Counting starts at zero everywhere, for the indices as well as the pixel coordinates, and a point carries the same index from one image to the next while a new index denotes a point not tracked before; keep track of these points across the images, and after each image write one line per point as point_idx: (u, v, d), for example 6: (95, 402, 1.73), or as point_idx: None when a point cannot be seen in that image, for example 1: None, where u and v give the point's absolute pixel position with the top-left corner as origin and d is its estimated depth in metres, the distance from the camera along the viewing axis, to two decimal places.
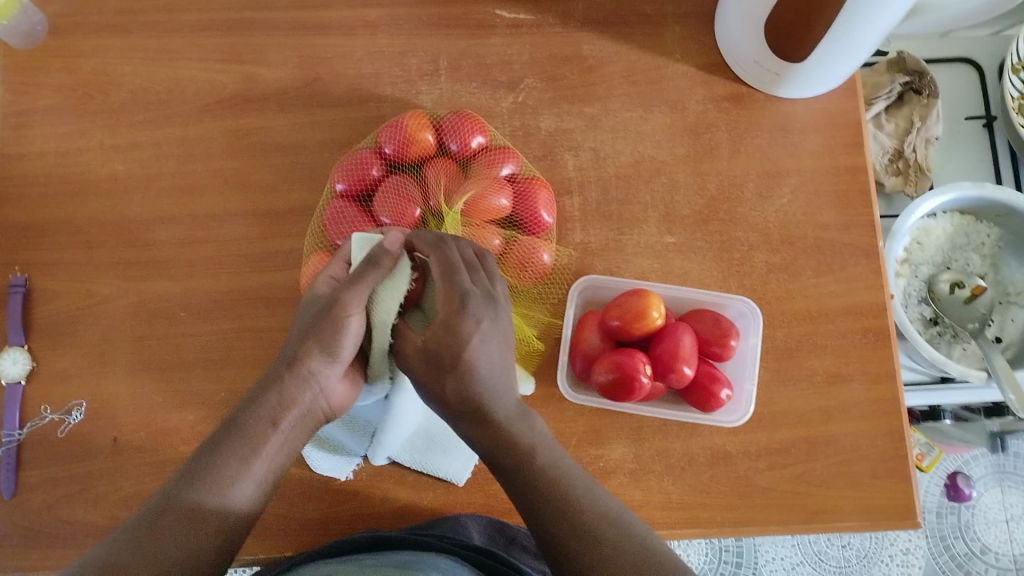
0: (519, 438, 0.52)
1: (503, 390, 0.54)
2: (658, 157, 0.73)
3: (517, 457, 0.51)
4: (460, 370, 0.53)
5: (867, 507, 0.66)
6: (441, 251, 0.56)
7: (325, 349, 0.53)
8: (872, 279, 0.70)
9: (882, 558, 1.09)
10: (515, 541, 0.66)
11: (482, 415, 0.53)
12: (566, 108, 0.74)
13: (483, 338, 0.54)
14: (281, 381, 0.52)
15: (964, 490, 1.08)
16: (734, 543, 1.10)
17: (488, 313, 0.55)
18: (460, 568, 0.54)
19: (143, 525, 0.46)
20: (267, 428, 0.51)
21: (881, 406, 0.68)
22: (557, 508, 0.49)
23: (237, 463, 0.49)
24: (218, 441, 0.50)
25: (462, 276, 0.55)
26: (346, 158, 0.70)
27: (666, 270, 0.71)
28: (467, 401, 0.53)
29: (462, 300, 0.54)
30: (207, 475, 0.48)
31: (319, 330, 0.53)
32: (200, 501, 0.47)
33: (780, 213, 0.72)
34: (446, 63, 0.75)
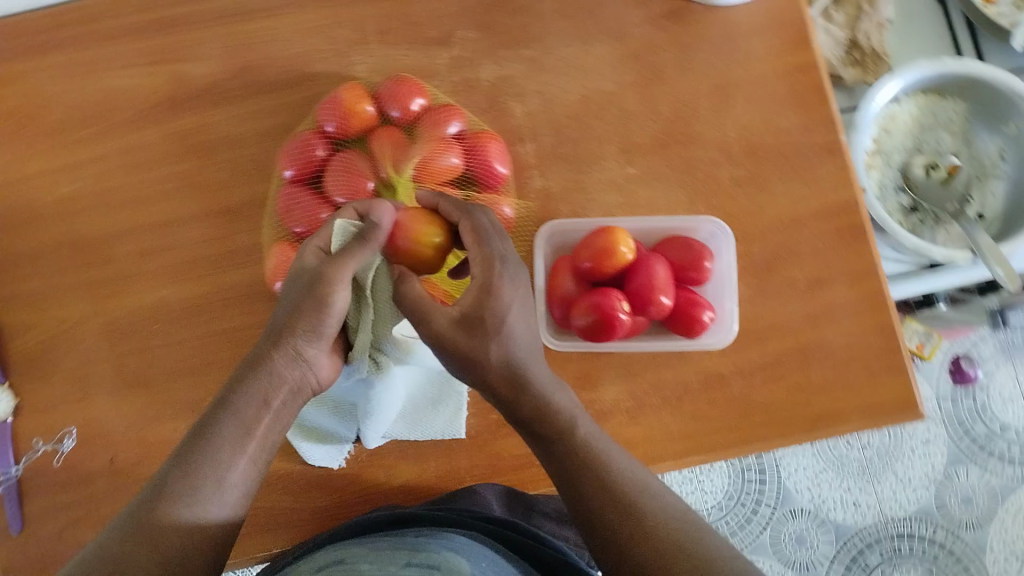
0: (559, 412, 0.51)
1: (537, 355, 0.52)
2: (605, 88, 0.71)
3: (559, 433, 0.51)
4: (504, 336, 0.51)
5: (867, 405, 0.65)
6: (471, 216, 0.56)
7: (308, 326, 0.51)
8: (840, 177, 0.69)
9: (904, 453, 1.20)
10: (535, 510, 0.70)
11: (524, 385, 0.51)
12: (504, 54, 0.72)
13: (519, 302, 0.52)
14: (263, 359, 0.51)
15: (970, 372, 1.20)
16: (755, 463, 1.20)
17: (521, 277, 0.54)
18: (477, 544, 0.54)
19: (137, 516, 0.45)
20: (258, 409, 0.49)
21: (867, 302, 0.67)
22: (600, 484, 0.50)
23: (231, 449, 0.48)
24: (202, 428, 0.48)
25: (493, 241, 0.54)
26: (291, 143, 0.69)
27: (632, 202, 0.70)
28: (511, 370, 0.50)
29: (502, 262, 0.53)
30: (192, 464, 0.47)
31: (299, 305, 0.51)
32: (185, 494, 0.46)
33: (738, 124, 0.70)
34: (374, 28, 0.73)
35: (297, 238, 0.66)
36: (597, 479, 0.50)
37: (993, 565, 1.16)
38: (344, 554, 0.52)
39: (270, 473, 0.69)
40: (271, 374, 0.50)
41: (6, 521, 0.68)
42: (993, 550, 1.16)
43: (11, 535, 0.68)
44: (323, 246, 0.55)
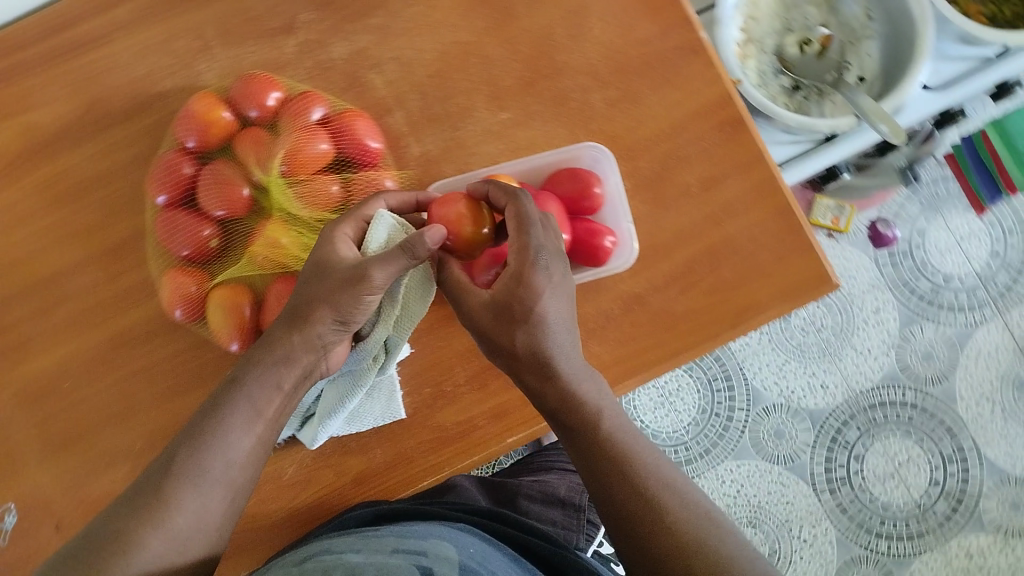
0: (583, 399, 0.54)
1: (567, 343, 0.56)
2: (460, 39, 0.70)
3: (583, 419, 0.54)
4: (531, 323, 0.55)
5: (784, 289, 0.66)
6: (517, 202, 0.59)
7: (336, 317, 0.55)
8: (708, 74, 0.69)
9: (859, 325, 1.22)
10: (520, 496, 0.82)
11: (549, 368, 0.55)
12: (351, 28, 0.70)
13: (552, 292, 0.56)
14: (286, 340, 0.55)
15: (888, 233, 1.22)
16: (719, 370, 1.21)
17: (560, 269, 0.57)
18: (462, 534, 0.61)
19: (153, 485, 0.49)
20: (272, 393, 0.54)
21: (762, 189, 0.67)
22: (620, 467, 0.52)
23: (240, 429, 0.52)
24: (215, 407, 0.52)
25: (533, 230, 0.57)
26: (157, 167, 0.67)
27: (513, 147, 0.69)
28: (535, 355, 0.55)
29: (537, 254, 0.56)
30: (204, 440, 0.51)
31: (324, 297, 0.55)
32: (196, 467, 0.50)
33: (598, 45, 0.69)
34: (214, 32, 0.70)
35: (187, 260, 0.66)
36: (619, 465, 0.52)
37: (966, 412, 1.19)
38: (332, 544, 0.56)
39: None
40: (290, 361, 0.54)
41: None
42: (964, 398, 1.19)
43: None
44: (349, 237, 0.59)
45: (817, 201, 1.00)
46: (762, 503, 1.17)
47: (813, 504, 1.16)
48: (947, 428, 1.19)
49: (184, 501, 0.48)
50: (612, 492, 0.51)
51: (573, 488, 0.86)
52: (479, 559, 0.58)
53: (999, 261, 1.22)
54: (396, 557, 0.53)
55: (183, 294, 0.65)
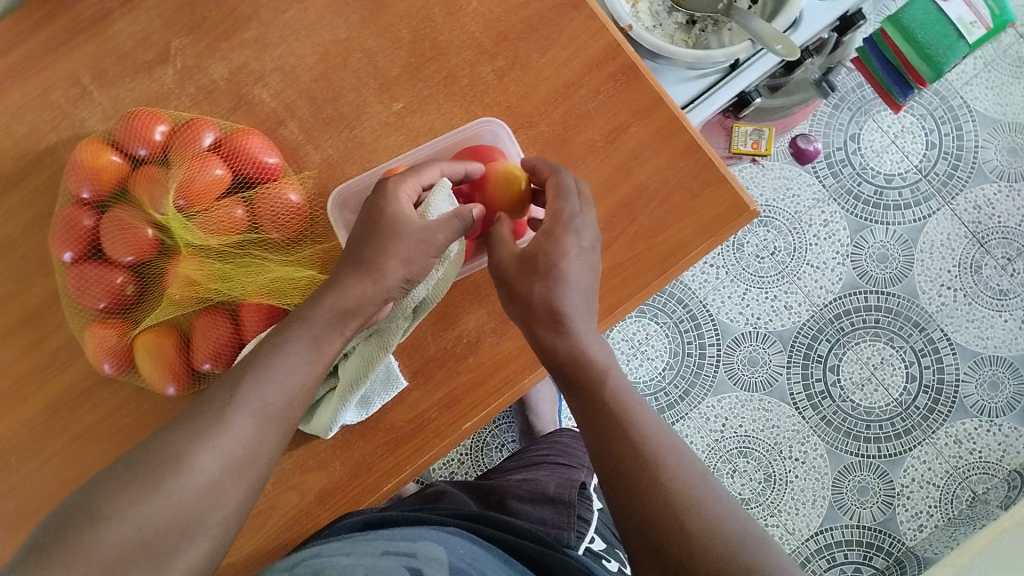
0: (591, 363, 0.56)
1: (589, 308, 0.58)
2: (340, 37, 0.68)
3: (590, 383, 0.55)
4: (559, 282, 0.57)
5: (703, 227, 0.66)
6: (555, 177, 0.61)
7: (406, 265, 0.58)
8: (592, 25, 0.68)
9: (812, 241, 1.22)
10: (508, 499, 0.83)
11: (564, 328, 0.56)
12: (227, 46, 0.68)
13: (581, 254, 0.58)
14: (353, 287, 0.57)
15: (809, 147, 1.21)
16: (683, 312, 1.21)
17: (589, 237, 0.59)
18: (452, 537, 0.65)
19: (207, 414, 0.52)
20: (334, 339, 0.57)
21: (665, 131, 0.67)
22: (615, 435, 0.54)
23: (297, 370, 0.55)
24: (276, 344, 0.56)
25: (569, 199, 0.59)
26: (56, 225, 0.65)
27: (413, 136, 0.68)
28: (553, 313, 0.56)
29: (571, 216, 0.59)
30: (261, 376, 0.54)
31: (390, 249, 0.57)
32: (254, 401, 0.53)
33: (478, 17, 0.68)
34: (90, 76, 0.69)
35: (105, 312, 0.64)
36: (610, 440, 0.54)
37: (930, 304, 1.20)
38: (320, 549, 0.59)
39: None
40: (351, 310, 0.57)
41: None
42: (925, 291, 1.20)
43: None
44: (410, 193, 0.60)
45: (734, 131, 1.09)
46: (750, 431, 1.18)
47: (798, 423, 1.18)
48: (915, 322, 1.20)
49: (237, 427, 0.52)
50: (625, 488, 0.52)
51: (562, 484, 0.85)
52: (466, 559, 0.61)
53: (936, 151, 1.22)
54: (389, 560, 0.56)
55: (105, 348, 0.64)
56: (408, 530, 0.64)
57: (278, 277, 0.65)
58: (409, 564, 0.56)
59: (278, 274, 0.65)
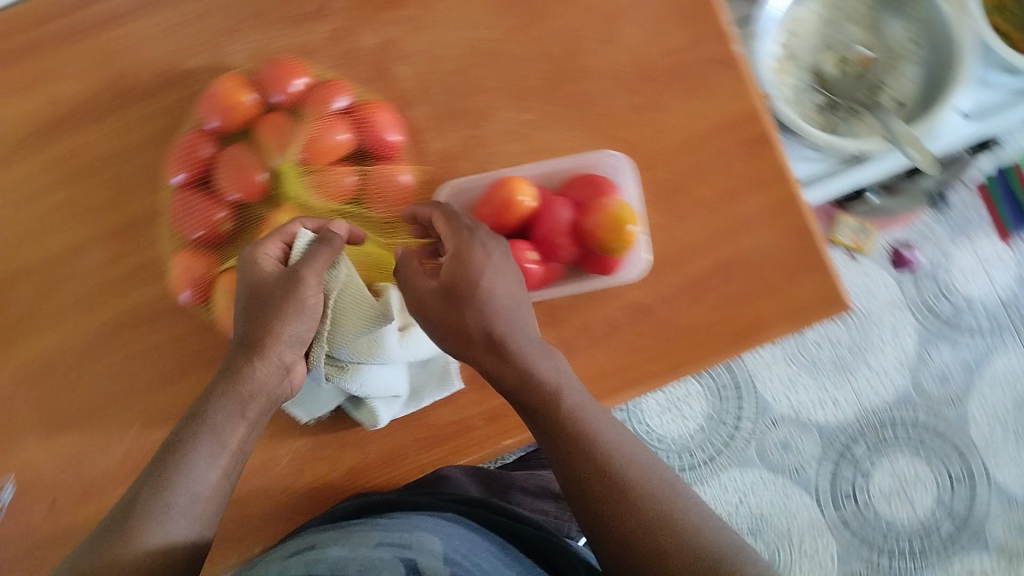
0: (543, 378, 0.53)
1: (541, 347, 0.55)
2: (490, 37, 0.70)
3: (542, 398, 0.53)
4: (483, 292, 0.54)
5: (794, 310, 0.65)
6: (452, 221, 0.58)
7: (291, 333, 0.56)
8: (737, 86, 0.67)
9: (875, 343, 1.20)
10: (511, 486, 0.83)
11: (503, 346, 0.54)
12: (382, 19, 0.70)
13: (497, 269, 0.56)
14: (246, 372, 0.54)
15: (908, 255, 1.20)
16: (730, 378, 1.19)
17: (499, 248, 0.58)
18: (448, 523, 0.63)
19: (131, 503, 0.49)
20: (236, 420, 0.53)
21: (781, 208, 0.66)
22: (591, 464, 0.51)
23: (208, 460, 0.51)
24: (191, 417, 0.53)
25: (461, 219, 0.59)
26: (175, 146, 0.66)
27: (532, 148, 0.69)
28: (490, 333, 0.54)
29: (468, 230, 0.57)
30: (180, 463, 0.50)
31: (286, 314, 0.56)
32: (173, 487, 0.50)
33: (627, 52, 0.69)
34: (245, 13, 0.69)
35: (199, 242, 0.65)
36: (587, 473, 0.51)
37: (977, 436, 1.18)
38: (316, 540, 0.58)
39: None
40: (250, 397, 0.54)
41: None
42: (975, 420, 1.18)
43: None
44: (272, 253, 0.58)
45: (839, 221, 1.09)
46: (765, 513, 1.16)
47: (815, 516, 1.16)
48: (958, 451, 1.18)
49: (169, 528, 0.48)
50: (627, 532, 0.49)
51: None
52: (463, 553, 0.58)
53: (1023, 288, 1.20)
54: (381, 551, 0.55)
55: (191, 277, 0.64)
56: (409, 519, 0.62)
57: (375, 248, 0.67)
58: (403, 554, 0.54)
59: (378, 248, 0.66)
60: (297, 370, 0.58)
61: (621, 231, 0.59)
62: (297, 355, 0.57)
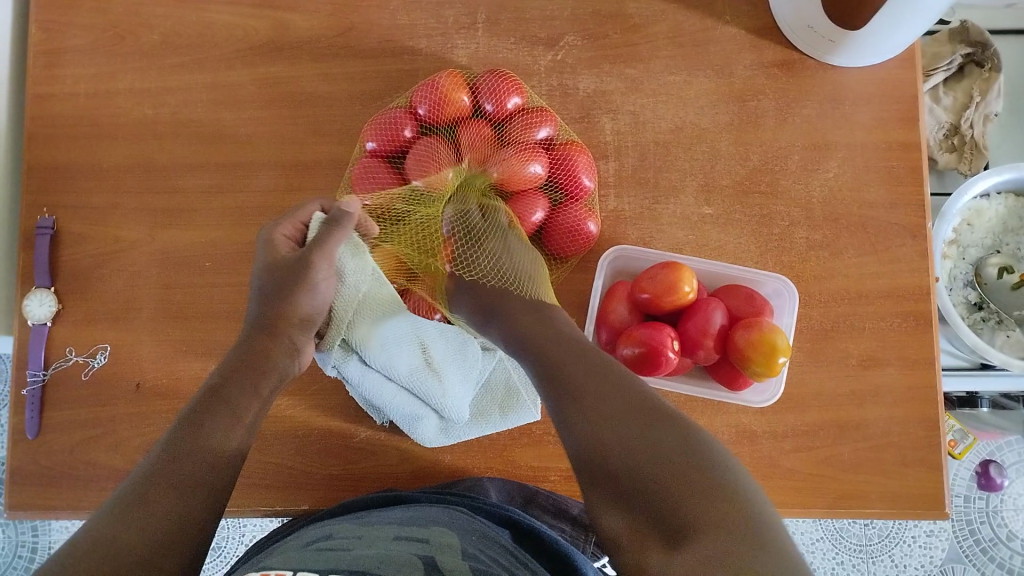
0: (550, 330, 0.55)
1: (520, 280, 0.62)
2: (700, 124, 0.70)
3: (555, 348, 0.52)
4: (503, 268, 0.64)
5: (894, 493, 0.64)
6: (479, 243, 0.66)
7: (307, 294, 0.59)
8: (917, 262, 0.67)
9: (905, 539, 1.02)
10: (534, 500, 0.65)
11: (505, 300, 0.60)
12: (607, 68, 0.71)
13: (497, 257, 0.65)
14: (267, 349, 0.57)
15: (997, 479, 1.02)
16: None
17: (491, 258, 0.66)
18: (467, 521, 0.53)
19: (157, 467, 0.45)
20: (252, 392, 0.54)
21: (916, 392, 0.66)
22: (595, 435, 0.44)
23: (230, 415, 0.51)
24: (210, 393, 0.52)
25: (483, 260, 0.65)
26: (379, 116, 0.67)
27: (702, 243, 0.69)
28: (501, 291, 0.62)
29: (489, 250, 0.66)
30: (196, 428, 0.49)
31: (298, 296, 0.58)
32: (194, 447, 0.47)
33: (825, 187, 0.69)
34: (484, 16, 0.72)
35: None
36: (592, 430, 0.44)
37: None
38: (336, 530, 0.51)
39: (289, 430, 0.68)
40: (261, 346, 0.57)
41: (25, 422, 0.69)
42: None
43: (27, 437, 0.69)
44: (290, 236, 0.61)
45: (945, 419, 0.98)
46: None
47: None
48: None
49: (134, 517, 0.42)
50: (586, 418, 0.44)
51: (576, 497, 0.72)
52: (484, 550, 0.49)
53: None
54: (396, 545, 0.47)
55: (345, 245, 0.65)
56: (421, 512, 0.54)
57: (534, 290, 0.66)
58: (420, 552, 0.46)
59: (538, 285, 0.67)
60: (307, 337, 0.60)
61: (771, 360, 0.59)
62: (308, 321, 0.60)
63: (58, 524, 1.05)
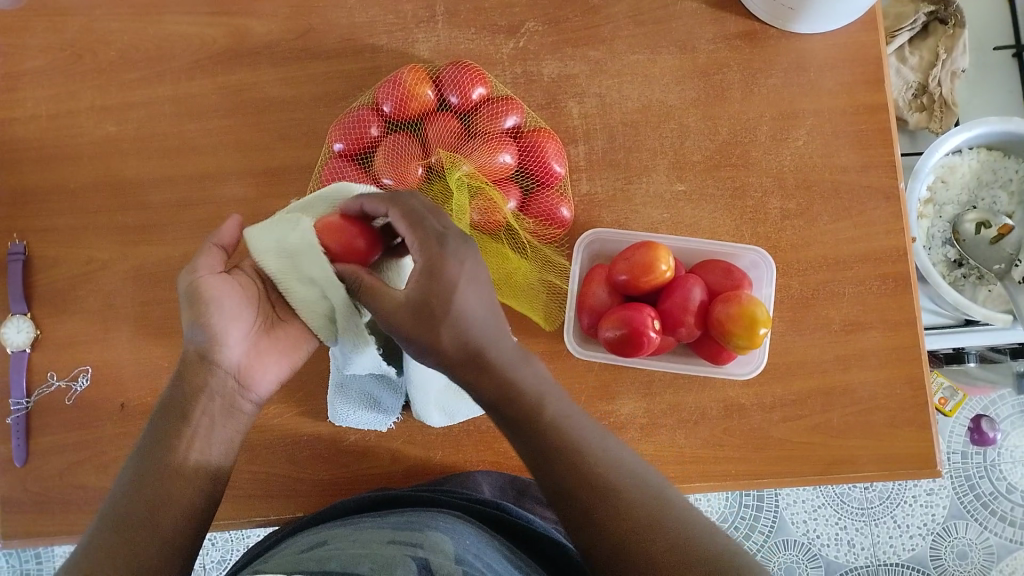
0: (520, 384, 0.47)
1: (492, 325, 0.48)
2: (667, 101, 0.70)
3: (522, 410, 0.47)
4: (455, 317, 0.47)
5: (886, 456, 0.64)
6: (397, 202, 0.50)
7: (204, 337, 0.52)
8: (893, 223, 0.67)
9: (905, 499, 1.03)
10: (527, 492, 0.65)
11: (481, 363, 0.47)
12: (570, 52, 0.71)
13: (468, 278, 0.47)
14: (199, 371, 0.52)
15: (989, 433, 1.02)
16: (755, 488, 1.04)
17: (469, 252, 0.48)
18: (463, 522, 0.52)
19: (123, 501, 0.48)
20: (179, 421, 0.51)
21: (901, 353, 0.66)
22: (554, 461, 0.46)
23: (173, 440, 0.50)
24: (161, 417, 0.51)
25: (428, 220, 0.48)
26: (343, 117, 0.67)
27: (677, 220, 0.69)
28: (467, 349, 0.47)
29: (440, 241, 0.47)
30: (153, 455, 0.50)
31: (203, 321, 0.52)
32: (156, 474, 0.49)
33: (795, 155, 0.69)
34: (443, 8, 0.72)
35: None
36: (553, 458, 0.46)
37: None
38: (328, 536, 0.51)
39: (278, 438, 0.68)
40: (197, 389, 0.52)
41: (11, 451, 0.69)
42: None
43: (14, 466, 0.68)
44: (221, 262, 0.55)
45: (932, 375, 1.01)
46: None
47: None
48: None
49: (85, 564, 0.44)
50: (584, 492, 0.44)
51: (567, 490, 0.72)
52: (477, 552, 0.48)
53: None
54: (389, 549, 0.46)
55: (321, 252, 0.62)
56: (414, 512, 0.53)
57: (527, 278, 0.68)
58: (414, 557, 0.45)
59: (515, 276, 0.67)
60: (255, 361, 0.54)
61: (752, 332, 0.59)
62: (240, 352, 0.54)
63: (61, 548, 1.05)
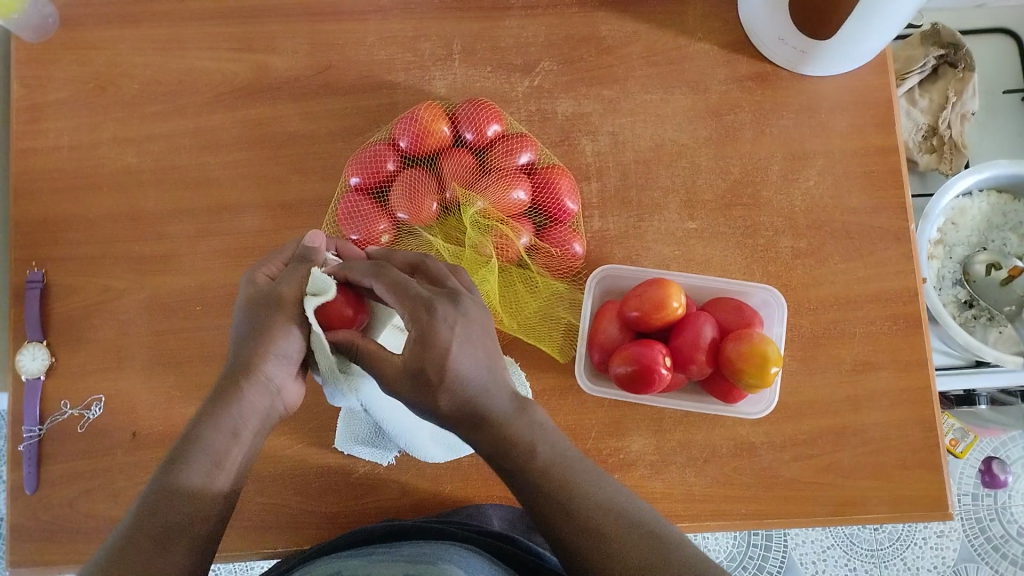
0: (514, 437, 0.48)
1: (490, 384, 0.49)
2: (679, 140, 0.71)
3: (517, 459, 0.48)
4: (450, 381, 0.48)
5: (898, 497, 0.64)
6: (381, 274, 0.51)
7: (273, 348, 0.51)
8: (903, 264, 0.68)
9: (915, 541, 1.02)
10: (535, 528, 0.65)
11: (479, 419, 0.48)
12: (584, 91, 0.72)
13: (461, 339, 0.48)
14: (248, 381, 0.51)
15: (1001, 476, 1.02)
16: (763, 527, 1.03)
17: (458, 311, 0.49)
18: (473, 556, 0.52)
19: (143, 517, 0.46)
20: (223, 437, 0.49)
21: (911, 393, 0.66)
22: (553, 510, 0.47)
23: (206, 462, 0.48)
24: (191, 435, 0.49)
25: (412, 287, 0.50)
26: (361, 151, 0.68)
27: (688, 257, 0.69)
28: (465, 409, 0.48)
29: (427, 307, 0.48)
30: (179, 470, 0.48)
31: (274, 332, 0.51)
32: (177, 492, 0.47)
33: (806, 195, 0.69)
34: (460, 46, 0.73)
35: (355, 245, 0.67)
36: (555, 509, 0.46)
37: None
38: (339, 567, 0.50)
39: (287, 469, 0.68)
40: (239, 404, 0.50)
41: (22, 478, 0.69)
42: None
43: (25, 493, 0.69)
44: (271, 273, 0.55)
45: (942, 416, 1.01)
46: None
47: None
48: None
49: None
50: (572, 529, 0.46)
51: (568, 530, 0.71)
52: None
53: None
54: None
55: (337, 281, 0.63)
56: (425, 546, 0.53)
57: (539, 315, 0.68)
58: None
59: (528, 312, 0.68)
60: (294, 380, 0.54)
61: (763, 370, 0.59)
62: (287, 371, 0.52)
63: None
